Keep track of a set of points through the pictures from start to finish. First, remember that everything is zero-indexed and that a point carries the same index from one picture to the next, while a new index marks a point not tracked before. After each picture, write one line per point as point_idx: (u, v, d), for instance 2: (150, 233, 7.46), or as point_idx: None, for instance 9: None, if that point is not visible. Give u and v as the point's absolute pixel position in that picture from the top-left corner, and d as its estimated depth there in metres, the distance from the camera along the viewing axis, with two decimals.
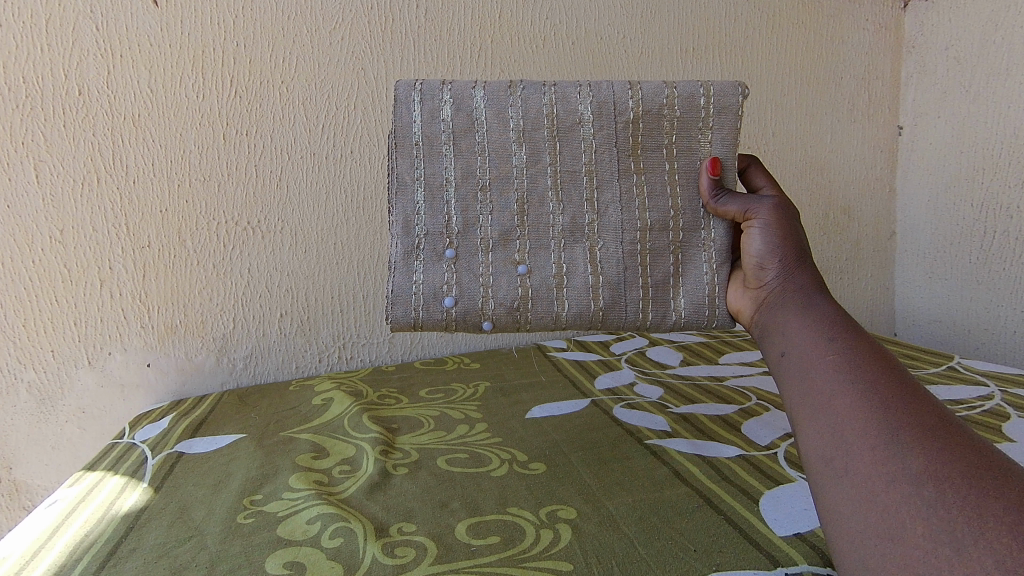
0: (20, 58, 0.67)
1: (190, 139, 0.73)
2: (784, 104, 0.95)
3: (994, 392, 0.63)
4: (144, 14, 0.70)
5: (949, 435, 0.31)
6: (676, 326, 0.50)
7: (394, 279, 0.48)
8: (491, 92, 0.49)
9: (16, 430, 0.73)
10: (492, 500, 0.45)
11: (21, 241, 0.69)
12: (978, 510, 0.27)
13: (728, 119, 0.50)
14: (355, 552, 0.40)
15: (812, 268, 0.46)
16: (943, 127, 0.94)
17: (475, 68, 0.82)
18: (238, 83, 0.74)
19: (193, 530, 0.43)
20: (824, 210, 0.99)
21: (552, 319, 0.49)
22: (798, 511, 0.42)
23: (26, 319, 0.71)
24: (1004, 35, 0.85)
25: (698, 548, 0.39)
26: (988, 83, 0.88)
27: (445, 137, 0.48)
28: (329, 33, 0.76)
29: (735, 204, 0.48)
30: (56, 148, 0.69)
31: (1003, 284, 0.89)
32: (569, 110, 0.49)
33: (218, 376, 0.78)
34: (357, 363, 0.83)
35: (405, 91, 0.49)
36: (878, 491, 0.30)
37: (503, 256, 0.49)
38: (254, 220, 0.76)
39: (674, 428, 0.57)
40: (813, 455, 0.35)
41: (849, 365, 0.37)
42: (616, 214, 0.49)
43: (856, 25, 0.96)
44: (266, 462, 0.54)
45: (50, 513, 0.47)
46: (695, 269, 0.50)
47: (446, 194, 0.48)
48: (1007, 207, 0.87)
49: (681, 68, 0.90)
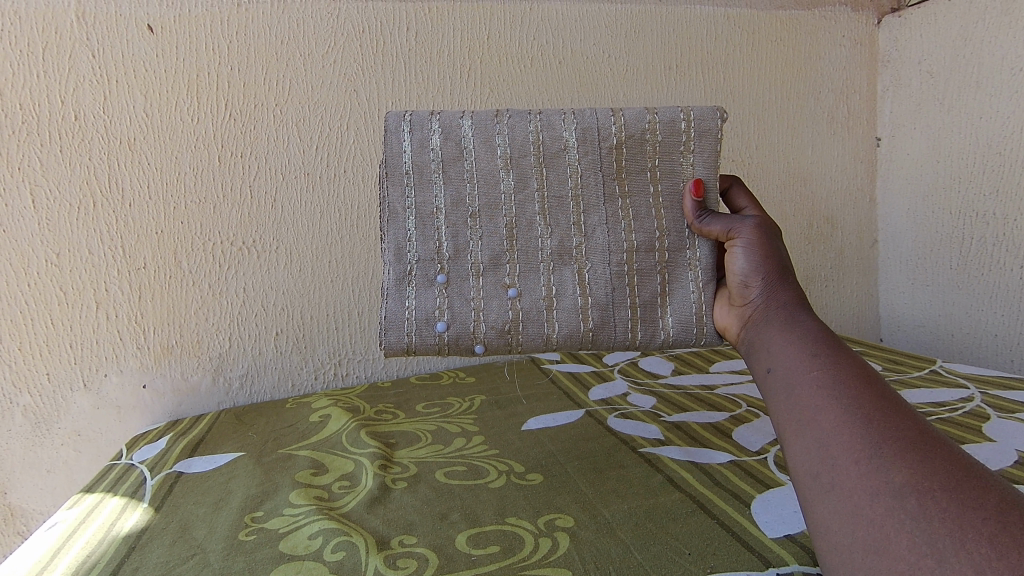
0: (17, 85, 0.68)
1: (185, 161, 0.74)
2: (765, 118, 0.97)
3: (975, 395, 0.65)
4: (139, 41, 0.72)
5: (929, 447, 0.33)
6: (665, 344, 0.51)
7: (388, 305, 0.49)
8: (478, 121, 0.51)
9: (12, 454, 0.73)
10: (491, 511, 0.46)
11: (17, 265, 0.70)
12: (958, 521, 0.29)
13: (708, 143, 0.51)
14: (357, 565, 0.41)
15: (795, 285, 0.47)
16: (918, 138, 0.97)
17: (465, 89, 0.83)
18: (233, 106, 0.75)
19: (195, 548, 0.44)
20: (808, 221, 1.01)
21: (543, 340, 0.50)
22: (788, 514, 0.43)
23: (21, 343, 0.72)
24: (974, 49, 0.88)
25: (693, 551, 0.40)
26: (961, 96, 0.91)
27: (435, 166, 0.50)
28: (322, 56, 0.78)
29: (718, 224, 0.49)
30: (52, 174, 0.70)
31: (982, 289, 0.92)
32: (554, 136, 0.51)
33: (214, 396, 0.78)
34: (353, 380, 0.84)
35: (395, 122, 0.50)
36: (864, 504, 0.32)
37: (494, 280, 0.50)
38: (248, 242, 0.77)
39: (666, 436, 0.58)
40: (800, 470, 0.36)
41: (834, 381, 0.38)
42: (603, 236, 0.51)
43: (833, 42, 0.99)
44: (265, 480, 0.54)
45: (50, 536, 0.47)
46: (682, 287, 0.51)
47: (436, 221, 0.50)
48: (983, 215, 0.90)
49: (665, 85, 0.92)
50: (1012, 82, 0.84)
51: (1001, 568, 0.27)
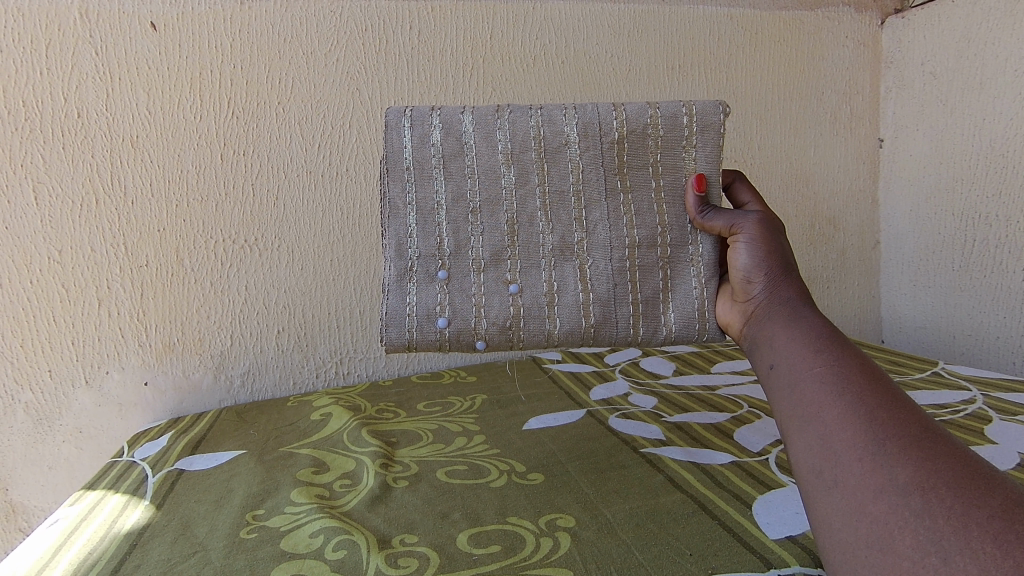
0: (20, 83, 0.68)
1: (187, 159, 0.74)
2: (768, 118, 0.97)
3: (977, 397, 0.65)
4: (142, 38, 0.72)
5: (934, 444, 0.33)
6: (667, 340, 0.51)
7: (389, 300, 0.49)
8: (478, 117, 0.51)
9: (14, 451, 0.73)
10: (492, 510, 0.46)
11: (19, 262, 0.70)
12: (962, 519, 0.29)
13: (711, 137, 0.51)
14: (358, 563, 0.41)
15: (798, 280, 0.47)
16: (920, 139, 0.97)
17: (467, 89, 0.83)
18: (235, 104, 0.75)
19: (196, 546, 0.44)
20: (810, 222, 1.01)
21: (544, 336, 0.50)
22: (790, 515, 0.43)
23: (23, 340, 0.72)
24: (977, 51, 0.88)
25: (694, 552, 0.40)
26: (964, 97, 0.90)
27: (436, 161, 0.50)
28: (325, 54, 0.78)
29: (721, 219, 0.49)
30: (55, 171, 0.70)
31: (985, 290, 0.91)
32: (555, 131, 0.51)
33: (215, 394, 0.78)
34: (355, 379, 0.84)
35: (396, 117, 0.50)
36: (868, 502, 0.32)
37: (495, 276, 0.50)
38: (250, 239, 0.77)
39: (668, 437, 0.58)
40: (803, 467, 0.36)
41: (837, 377, 0.38)
42: (605, 232, 0.51)
43: (835, 42, 0.99)
44: (266, 478, 0.54)
45: (52, 533, 0.47)
46: (684, 284, 0.51)
47: (437, 217, 0.50)
48: (985, 216, 0.90)
49: (668, 85, 0.92)
50: (1015, 85, 0.84)
51: (1005, 567, 0.27)
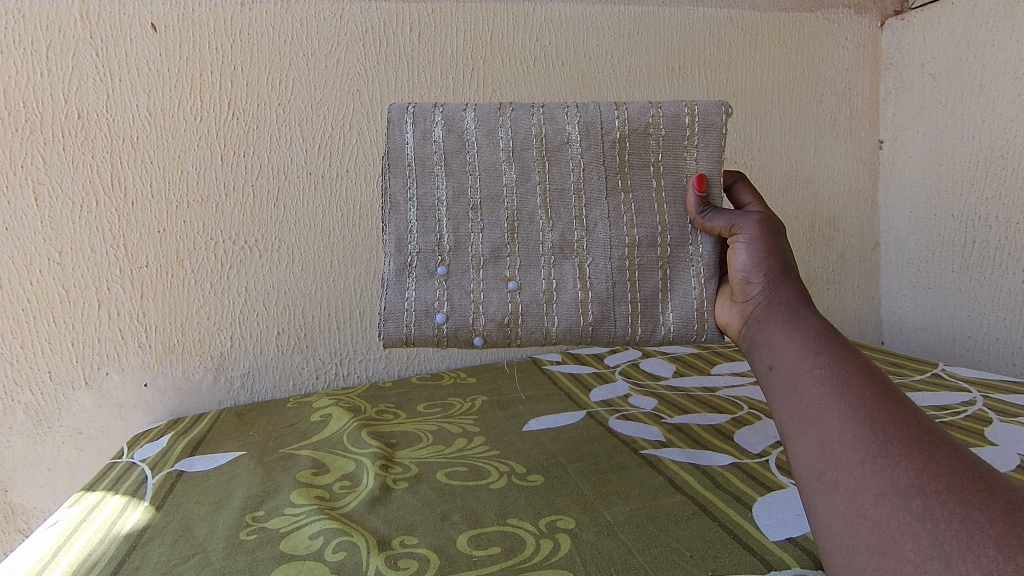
0: (20, 84, 0.68)
1: (187, 160, 0.74)
2: (768, 119, 0.97)
3: (977, 399, 0.65)
4: (143, 39, 0.72)
5: (935, 447, 0.33)
6: (665, 339, 0.51)
7: (388, 295, 0.49)
8: (480, 114, 0.51)
9: (13, 452, 0.73)
10: (492, 511, 0.46)
11: (19, 263, 0.70)
12: (964, 523, 0.29)
13: (712, 137, 0.51)
14: (358, 565, 0.41)
15: (797, 281, 0.47)
16: (920, 141, 0.97)
17: (467, 90, 0.84)
18: (236, 105, 0.75)
19: (196, 547, 0.44)
20: (810, 223, 1.01)
21: (542, 334, 0.50)
22: (790, 517, 0.43)
23: (23, 340, 0.72)
24: (977, 53, 0.88)
25: (694, 554, 0.40)
26: (963, 99, 0.91)
27: (438, 158, 0.50)
28: (326, 55, 0.78)
29: (721, 220, 0.49)
30: (55, 172, 0.70)
31: (984, 292, 0.91)
32: (557, 129, 0.51)
33: (215, 394, 0.78)
34: (354, 380, 0.84)
35: (398, 113, 0.50)
36: (868, 505, 0.32)
37: (494, 273, 0.50)
38: (250, 240, 0.77)
39: (668, 438, 0.58)
40: (803, 469, 0.36)
41: (837, 378, 0.38)
42: (605, 230, 0.51)
43: (835, 43, 0.99)
44: (266, 479, 0.54)
45: (51, 534, 0.47)
46: (684, 284, 0.51)
47: (438, 213, 0.50)
48: (985, 217, 0.90)
49: (668, 86, 0.92)
50: (1015, 87, 0.84)
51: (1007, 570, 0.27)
